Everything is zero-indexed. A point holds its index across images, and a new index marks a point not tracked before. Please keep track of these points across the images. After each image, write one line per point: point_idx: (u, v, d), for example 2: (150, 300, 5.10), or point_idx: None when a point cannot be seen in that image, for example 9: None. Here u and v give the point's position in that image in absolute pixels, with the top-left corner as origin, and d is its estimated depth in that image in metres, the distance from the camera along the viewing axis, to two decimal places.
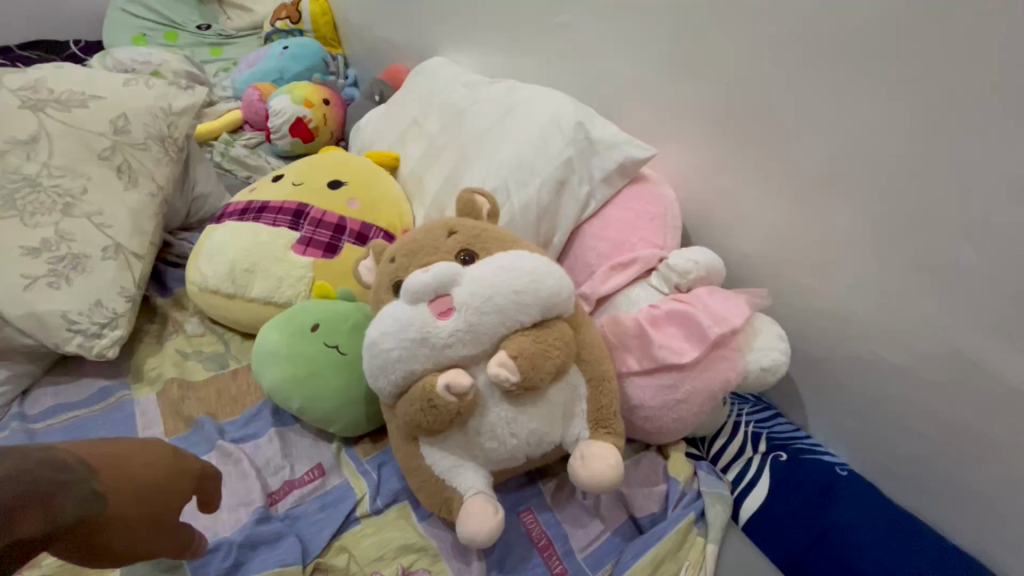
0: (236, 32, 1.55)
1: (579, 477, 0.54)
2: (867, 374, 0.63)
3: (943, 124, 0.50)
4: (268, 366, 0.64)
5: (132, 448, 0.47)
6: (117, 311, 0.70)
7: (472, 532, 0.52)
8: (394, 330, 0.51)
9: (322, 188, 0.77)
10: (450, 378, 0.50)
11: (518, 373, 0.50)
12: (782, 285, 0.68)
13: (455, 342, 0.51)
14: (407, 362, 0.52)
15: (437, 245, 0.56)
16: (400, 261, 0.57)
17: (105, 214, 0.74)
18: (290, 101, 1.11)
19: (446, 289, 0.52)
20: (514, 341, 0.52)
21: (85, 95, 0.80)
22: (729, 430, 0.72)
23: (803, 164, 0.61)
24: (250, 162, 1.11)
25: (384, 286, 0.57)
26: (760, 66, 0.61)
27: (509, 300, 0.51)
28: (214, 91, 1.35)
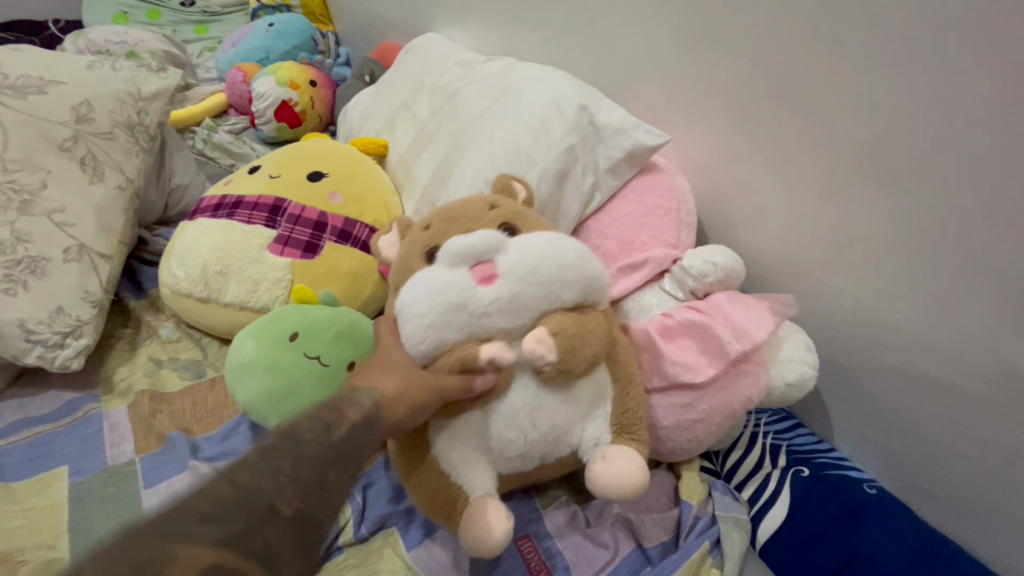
0: (221, 8, 1.46)
1: (601, 479, 0.47)
2: (902, 386, 0.57)
3: (1007, 106, 0.42)
4: (244, 378, 0.58)
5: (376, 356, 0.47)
6: (81, 318, 0.64)
7: (478, 539, 0.45)
8: (431, 294, 0.45)
9: (301, 182, 0.70)
10: (484, 351, 0.45)
11: (556, 353, 0.45)
12: (807, 287, 0.61)
13: (495, 312, 0.45)
14: (438, 331, 0.45)
15: (479, 214, 0.50)
16: (435, 228, 0.50)
17: (67, 212, 0.68)
18: (274, 83, 1.04)
19: (490, 255, 0.46)
20: (557, 317, 0.46)
21: (44, 80, 0.73)
22: (746, 442, 0.65)
23: (835, 152, 0.54)
24: (234, 150, 1.03)
25: (415, 252, 0.50)
26: (788, 38, 0.53)
27: (555, 275, 0.46)
28: (197, 72, 1.28)
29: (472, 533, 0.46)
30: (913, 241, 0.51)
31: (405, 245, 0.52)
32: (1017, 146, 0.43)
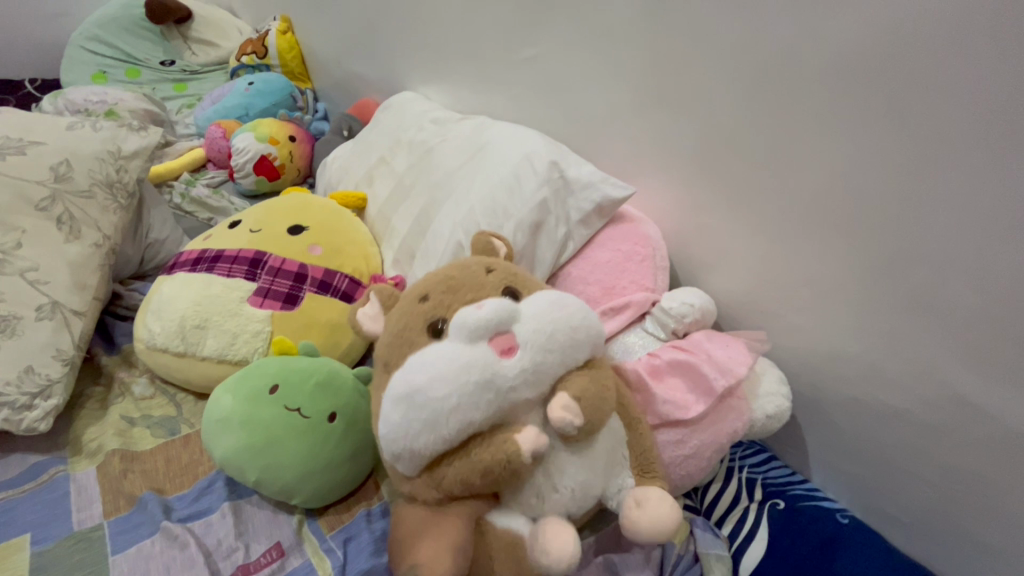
0: (201, 66, 1.50)
1: (639, 521, 0.48)
2: (872, 419, 0.59)
3: (926, 161, 0.48)
4: (220, 434, 0.57)
5: (403, 529, 0.50)
6: (51, 377, 0.63)
7: (560, 550, 0.45)
8: (452, 372, 0.43)
9: (281, 235, 0.72)
10: (516, 435, 0.45)
11: (582, 416, 0.46)
12: (769, 325, 0.65)
13: (521, 385, 0.45)
14: (463, 410, 0.43)
15: (480, 281, 0.49)
16: (440, 296, 0.49)
17: (41, 269, 0.68)
18: (254, 139, 1.07)
19: (506, 326, 0.46)
20: (574, 379, 0.47)
21: (23, 141, 0.74)
22: (723, 476, 0.67)
23: (783, 198, 0.59)
24: (212, 204, 1.04)
25: (415, 328, 0.48)
26: (733, 99, 0.59)
27: (571, 336, 0.47)
28: (175, 128, 1.31)
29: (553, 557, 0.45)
30: (864, 280, 0.55)
31: (403, 315, 0.49)
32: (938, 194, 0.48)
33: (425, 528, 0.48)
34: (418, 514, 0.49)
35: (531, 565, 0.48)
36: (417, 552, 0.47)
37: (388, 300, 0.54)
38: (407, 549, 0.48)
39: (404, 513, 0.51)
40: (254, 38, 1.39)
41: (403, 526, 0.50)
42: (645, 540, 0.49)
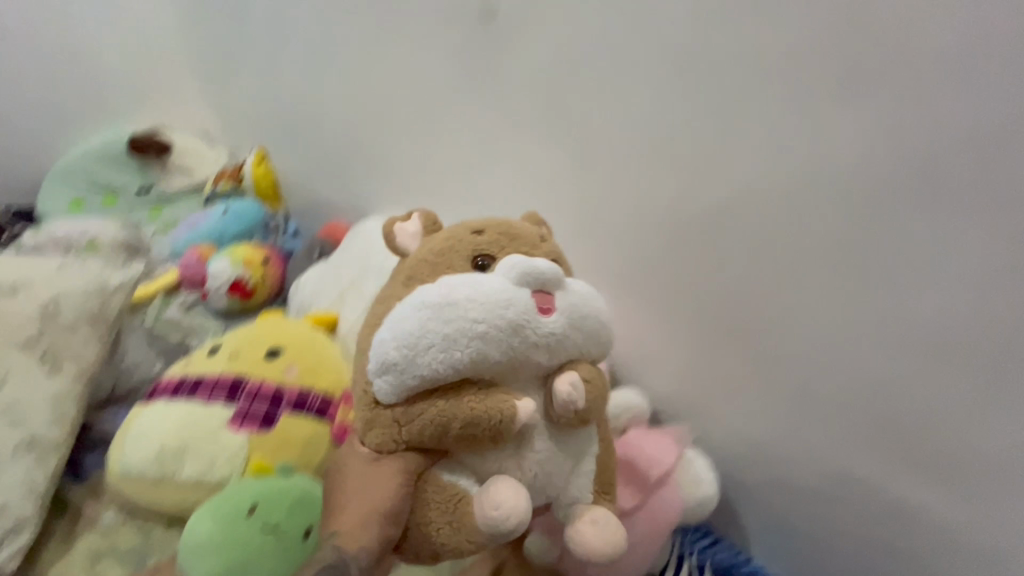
0: (175, 191, 1.34)
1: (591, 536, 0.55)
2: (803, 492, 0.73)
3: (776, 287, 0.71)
4: (196, 559, 0.59)
5: (347, 477, 0.56)
6: (23, 515, 0.67)
7: (513, 505, 0.52)
8: (493, 298, 0.54)
9: (260, 359, 0.78)
10: (518, 403, 0.54)
11: (585, 398, 0.56)
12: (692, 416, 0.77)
13: (545, 340, 0.55)
14: (486, 344, 0.53)
15: (532, 244, 0.62)
16: (496, 237, 0.61)
17: (20, 407, 0.72)
18: (229, 263, 1.06)
19: (552, 288, 0.57)
20: (580, 365, 0.58)
21: (13, 282, 0.80)
22: (675, 565, 0.72)
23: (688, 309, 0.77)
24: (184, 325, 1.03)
25: (463, 253, 0.59)
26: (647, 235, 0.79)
27: (598, 317, 0.59)
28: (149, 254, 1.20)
29: (509, 516, 0.51)
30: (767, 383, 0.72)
31: (457, 236, 0.61)
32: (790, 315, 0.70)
33: (372, 478, 0.54)
34: (363, 467, 0.56)
35: (472, 521, 0.54)
36: (357, 505, 0.53)
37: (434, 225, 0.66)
38: (345, 505, 0.54)
39: (348, 463, 0.57)
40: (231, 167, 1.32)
41: (344, 479, 0.56)
42: (585, 556, 0.55)
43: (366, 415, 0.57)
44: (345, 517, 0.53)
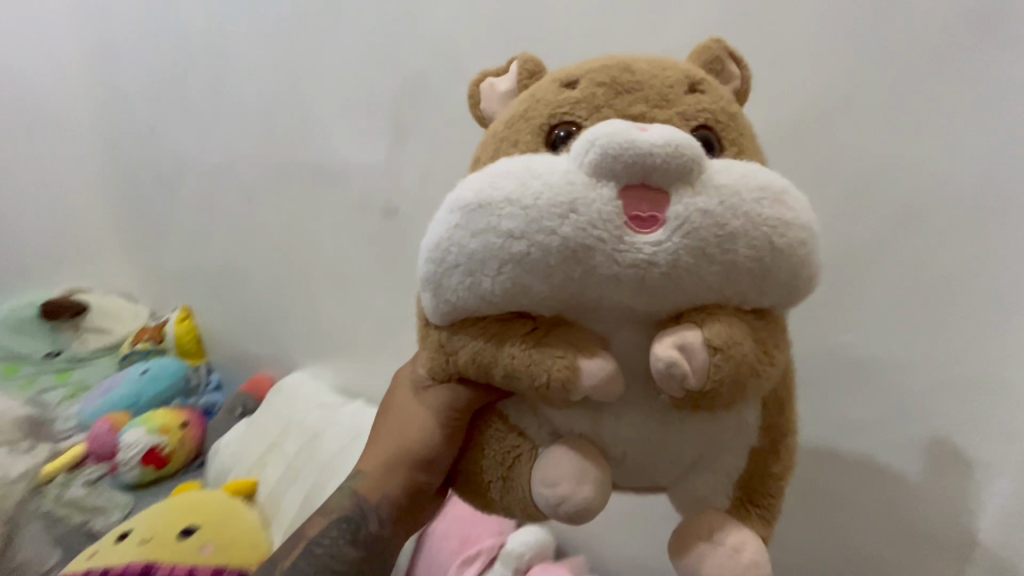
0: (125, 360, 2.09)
1: (705, 558, 0.51)
2: (822, 486, 0.91)
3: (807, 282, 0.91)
4: None
5: (395, 430, 0.66)
6: None
7: (567, 491, 0.49)
8: (559, 183, 0.48)
9: None
10: (585, 360, 0.49)
11: (703, 357, 0.47)
12: None
13: (659, 259, 0.47)
14: (543, 271, 0.48)
15: (670, 97, 0.52)
16: (594, 92, 0.53)
17: None
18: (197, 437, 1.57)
19: (667, 196, 0.48)
20: (711, 322, 0.48)
21: None
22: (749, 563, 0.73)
23: None
24: None
25: (544, 114, 0.55)
26: None
27: (751, 213, 0.47)
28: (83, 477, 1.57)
29: (558, 505, 0.49)
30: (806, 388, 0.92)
31: (544, 92, 0.56)
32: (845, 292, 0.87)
33: (415, 416, 0.63)
34: (406, 426, 0.65)
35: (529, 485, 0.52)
36: (409, 437, 0.64)
37: (530, 75, 0.63)
38: (399, 435, 0.65)
39: (399, 412, 0.67)
40: (154, 326, 2.11)
41: (392, 440, 0.66)
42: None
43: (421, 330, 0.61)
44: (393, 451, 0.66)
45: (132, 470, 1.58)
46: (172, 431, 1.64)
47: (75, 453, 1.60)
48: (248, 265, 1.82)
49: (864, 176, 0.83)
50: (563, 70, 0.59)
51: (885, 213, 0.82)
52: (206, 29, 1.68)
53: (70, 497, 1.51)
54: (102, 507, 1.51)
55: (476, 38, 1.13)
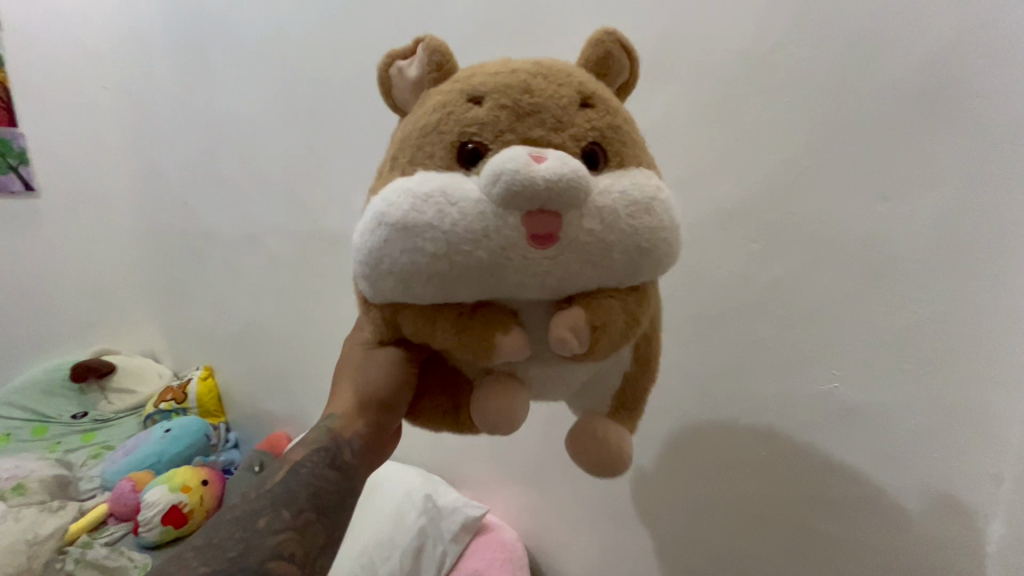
0: (146, 420, 2.15)
1: (585, 447, 0.55)
2: (834, 542, 0.85)
3: (798, 323, 0.85)
4: None
5: (345, 384, 0.69)
6: None
7: (496, 420, 0.52)
8: (470, 203, 0.47)
9: None
10: (504, 337, 0.50)
11: (585, 336, 0.50)
12: (739, 439, 0.92)
13: (547, 272, 0.49)
14: (457, 280, 0.49)
15: (566, 117, 0.50)
16: (496, 115, 0.50)
17: None
18: (172, 495, 1.61)
19: (557, 213, 0.47)
20: (594, 305, 0.51)
21: None
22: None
23: (725, 349, 0.92)
24: (110, 564, 1.46)
25: (450, 130, 0.51)
26: (690, 264, 0.95)
27: (629, 227, 0.50)
28: (98, 537, 1.58)
29: (492, 428, 0.52)
30: (812, 449, 0.85)
31: (449, 104, 0.52)
32: (841, 332, 0.81)
33: (361, 370, 0.65)
34: (354, 377, 0.67)
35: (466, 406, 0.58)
36: (359, 387, 0.66)
37: (438, 69, 0.57)
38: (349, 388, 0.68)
39: (347, 368, 0.69)
40: (176, 386, 2.18)
41: (342, 393, 0.69)
42: (594, 469, 0.55)
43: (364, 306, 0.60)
44: (343, 405, 0.68)
45: (151, 530, 1.57)
46: (192, 489, 1.67)
47: (99, 511, 1.64)
48: (269, 324, 1.90)
49: (853, 207, 0.78)
50: (465, 79, 0.54)
51: (875, 242, 0.77)
52: (231, 109, 1.82)
53: (92, 560, 1.46)
54: (122, 567, 1.46)
55: None
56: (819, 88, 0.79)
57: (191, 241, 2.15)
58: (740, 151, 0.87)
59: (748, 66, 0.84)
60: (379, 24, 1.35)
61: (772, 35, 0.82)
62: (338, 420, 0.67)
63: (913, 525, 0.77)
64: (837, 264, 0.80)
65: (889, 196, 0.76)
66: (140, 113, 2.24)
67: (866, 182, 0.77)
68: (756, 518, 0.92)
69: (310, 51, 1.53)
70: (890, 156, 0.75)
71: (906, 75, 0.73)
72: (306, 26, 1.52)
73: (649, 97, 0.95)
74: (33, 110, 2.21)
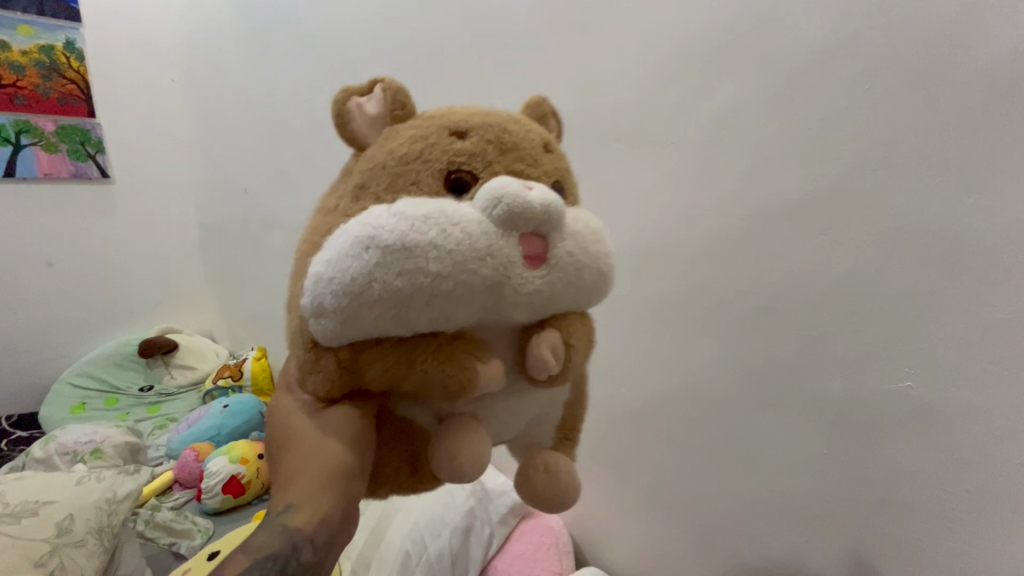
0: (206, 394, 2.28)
1: (540, 482, 0.54)
2: (898, 543, 0.82)
3: (869, 320, 0.82)
4: None
5: (287, 461, 0.47)
6: None
7: (478, 459, 0.47)
8: (474, 224, 0.44)
9: None
10: (486, 367, 0.46)
11: (558, 360, 0.50)
12: (800, 434, 0.91)
13: (537, 296, 0.47)
14: (456, 304, 0.44)
15: (540, 156, 0.52)
16: (484, 147, 0.49)
17: None
18: (229, 465, 1.70)
19: (545, 238, 0.47)
20: (566, 326, 0.51)
21: None
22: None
23: (789, 346, 0.91)
24: (174, 528, 1.56)
25: (437, 161, 0.47)
26: (751, 258, 0.94)
27: (603, 256, 0.51)
28: (164, 502, 1.70)
29: (461, 477, 0.47)
30: (878, 449, 0.83)
31: (429, 135, 0.49)
32: (918, 329, 0.78)
33: (321, 432, 0.48)
34: (309, 444, 0.47)
35: (422, 453, 0.52)
36: (321, 454, 0.46)
37: (401, 110, 0.54)
38: (294, 465, 0.47)
39: (290, 435, 0.49)
40: (234, 365, 2.30)
41: (280, 476, 0.47)
42: (545, 505, 0.55)
43: (313, 351, 0.48)
44: (287, 489, 0.45)
45: (213, 498, 1.66)
46: (249, 461, 1.75)
47: (167, 478, 1.76)
48: None
49: (934, 198, 0.75)
50: (437, 116, 0.52)
51: (963, 235, 0.73)
52: (292, 100, 1.90)
53: (160, 521, 1.57)
54: (187, 530, 1.57)
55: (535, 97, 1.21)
56: (903, 72, 0.75)
57: (250, 226, 2.26)
58: (813, 140, 0.85)
59: (824, 54, 0.82)
60: (437, 18, 1.37)
61: (850, 24, 0.79)
62: (284, 512, 0.44)
63: (990, 533, 0.74)
64: (916, 259, 0.77)
65: (977, 186, 0.71)
66: (206, 106, 2.36)
67: (951, 171, 0.73)
68: (815, 516, 0.91)
69: (370, 45, 1.57)
70: (982, 143, 0.70)
71: (1003, 59, 0.68)
72: (367, 19, 1.56)
73: (716, 87, 0.94)
74: (108, 103, 2.35)
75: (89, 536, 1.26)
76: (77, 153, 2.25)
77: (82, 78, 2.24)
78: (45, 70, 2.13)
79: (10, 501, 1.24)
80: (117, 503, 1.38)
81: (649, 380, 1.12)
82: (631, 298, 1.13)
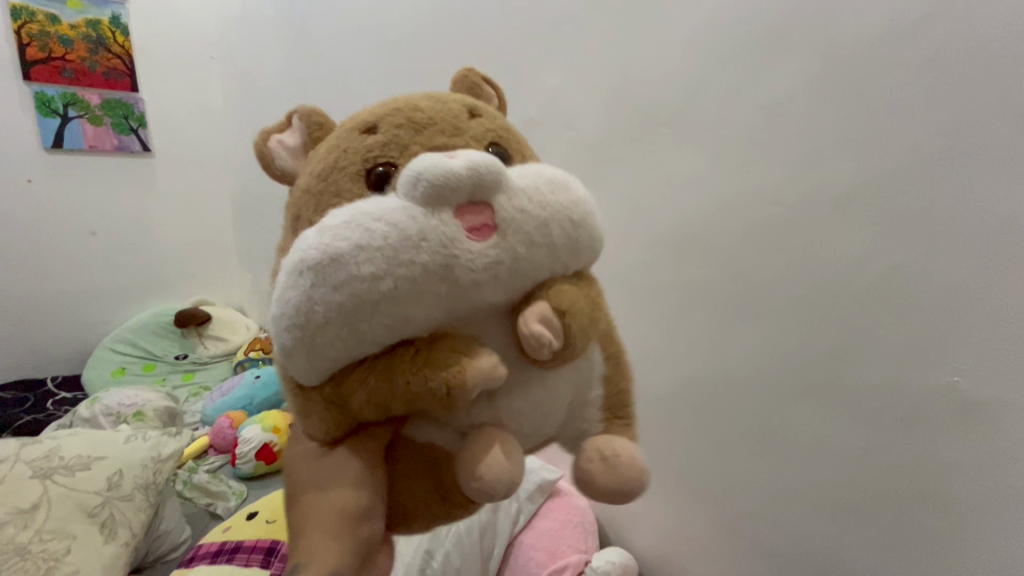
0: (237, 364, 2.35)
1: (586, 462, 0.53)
2: (932, 532, 0.84)
3: (914, 314, 0.82)
4: None
5: (298, 515, 0.49)
6: None
7: (498, 468, 0.46)
8: (395, 210, 0.44)
9: None
10: (477, 364, 0.45)
11: (557, 331, 0.48)
12: (835, 425, 0.92)
13: (496, 267, 0.46)
14: (404, 293, 0.44)
15: (461, 122, 0.51)
16: (396, 134, 0.49)
17: None
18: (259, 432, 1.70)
19: (482, 202, 0.46)
20: (551, 292, 0.50)
21: None
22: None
23: (829, 337, 0.92)
24: (211, 488, 1.64)
25: (353, 167, 0.48)
26: (794, 249, 0.94)
27: (561, 201, 0.50)
28: (202, 464, 1.78)
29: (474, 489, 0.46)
30: (920, 442, 0.83)
31: (342, 143, 0.50)
32: (964, 323, 0.77)
33: (326, 479, 0.49)
34: (316, 494, 0.49)
35: (448, 477, 0.51)
36: (327, 502, 0.47)
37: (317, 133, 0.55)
38: (303, 519, 0.48)
39: (301, 488, 0.50)
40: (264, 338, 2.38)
41: (294, 532, 0.48)
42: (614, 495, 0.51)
43: (301, 396, 0.51)
44: (298, 542, 0.47)
45: (247, 463, 1.72)
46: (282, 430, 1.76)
47: (202, 443, 1.84)
48: None
49: (992, 191, 0.74)
50: (349, 124, 0.53)
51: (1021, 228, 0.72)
52: (331, 76, 1.91)
53: (197, 482, 1.65)
54: (222, 492, 1.63)
55: (577, 81, 1.21)
56: (967, 62, 0.74)
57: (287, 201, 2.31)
58: (870, 129, 0.84)
59: (882, 42, 0.81)
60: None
61: (911, 11, 0.77)
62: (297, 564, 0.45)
63: None
64: (968, 253, 0.76)
65: None
66: (245, 82, 2.41)
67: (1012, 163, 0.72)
68: (847, 504, 0.92)
69: (411, 25, 1.58)
70: None
71: None
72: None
73: (769, 75, 0.93)
74: (150, 78, 2.40)
75: (136, 491, 1.32)
76: (120, 127, 2.32)
77: (126, 53, 2.30)
78: (92, 44, 2.19)
79: (63, 455, 1.31)
80: (160, 463, 1.41)
81: (682, 367, 1.13)
82: (670, 286, 1.13)
